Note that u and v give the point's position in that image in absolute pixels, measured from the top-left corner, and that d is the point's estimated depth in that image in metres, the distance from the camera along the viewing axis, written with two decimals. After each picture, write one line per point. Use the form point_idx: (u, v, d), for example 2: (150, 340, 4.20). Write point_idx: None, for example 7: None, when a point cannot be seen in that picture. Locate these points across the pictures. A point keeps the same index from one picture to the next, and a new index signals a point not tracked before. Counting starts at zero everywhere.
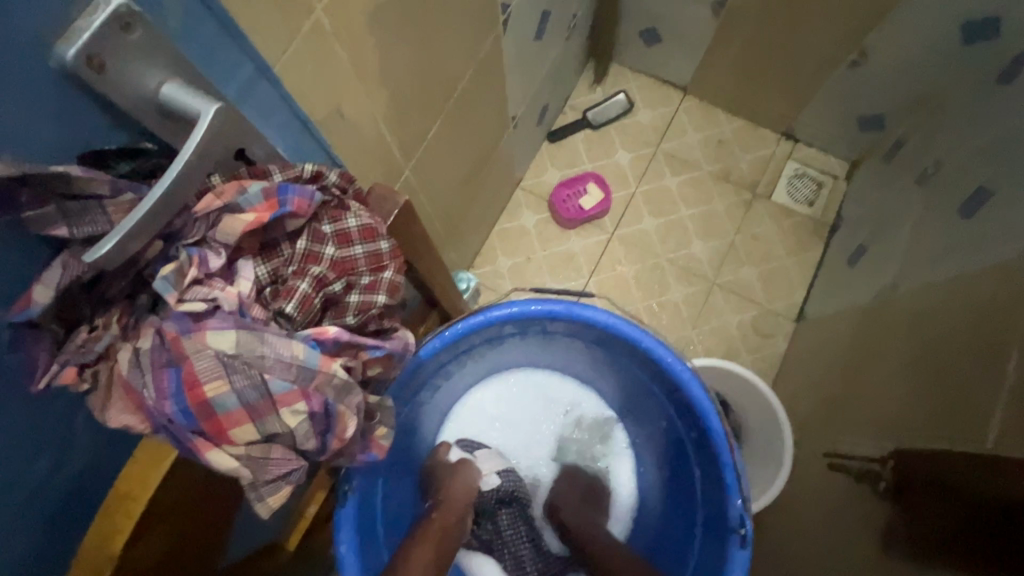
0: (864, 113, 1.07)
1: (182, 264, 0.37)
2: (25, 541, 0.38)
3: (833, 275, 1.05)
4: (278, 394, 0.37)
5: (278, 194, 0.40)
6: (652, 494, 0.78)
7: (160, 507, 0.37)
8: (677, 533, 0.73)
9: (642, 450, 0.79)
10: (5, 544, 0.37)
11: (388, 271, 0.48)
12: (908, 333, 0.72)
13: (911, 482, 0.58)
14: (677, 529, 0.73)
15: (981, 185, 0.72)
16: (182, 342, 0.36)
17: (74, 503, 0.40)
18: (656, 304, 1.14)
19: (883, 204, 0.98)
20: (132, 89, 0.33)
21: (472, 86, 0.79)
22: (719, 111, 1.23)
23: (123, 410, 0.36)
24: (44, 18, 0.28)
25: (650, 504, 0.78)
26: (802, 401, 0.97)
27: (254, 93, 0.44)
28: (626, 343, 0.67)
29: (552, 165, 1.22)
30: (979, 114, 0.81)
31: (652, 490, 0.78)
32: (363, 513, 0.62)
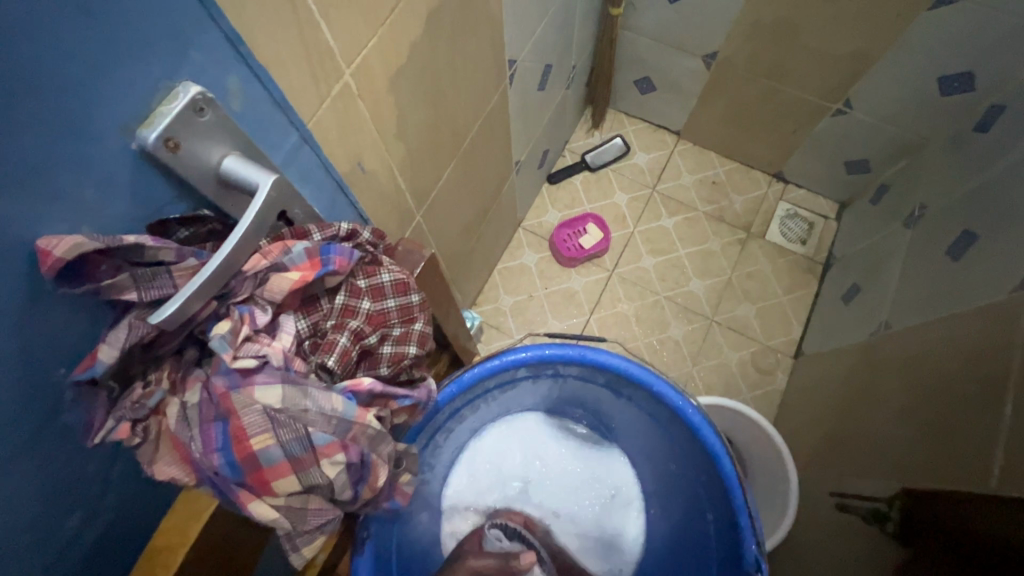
0: (849, 158, 1.25)
1: (235, 321, 0.36)
2: None
3: (829, 311, 1.23)
4: (320, 446, 0.36)
5: (321, 253, 0.40)
6: (661, 544, 0.77)
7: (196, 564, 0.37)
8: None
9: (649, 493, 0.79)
10: None
11: (418, 323, 0.46)
12: (902, 375, 0.88)
13: (941, 526, 0.65)
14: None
15: (965, 229, 0.90)
16: (231, 399, 0.35)
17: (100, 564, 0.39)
18: (657, 340, 1.30)
19: (873, 246, 1.17)
20: (198, 165, 0.34)
21: (476, 139, 0.89)
22: (710, 155, 1.45)
23: (170, 463, 0.36)
24: (129, 108, 0.30)
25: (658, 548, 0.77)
26: (806, 433, 1.10)
27: (297, 159, 0.45)
28: (636, 386, 0.68)
29: (553, 206, 1.43)
30: (962, 165, 0.99)
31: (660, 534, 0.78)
32: (381, 564, 0.63)
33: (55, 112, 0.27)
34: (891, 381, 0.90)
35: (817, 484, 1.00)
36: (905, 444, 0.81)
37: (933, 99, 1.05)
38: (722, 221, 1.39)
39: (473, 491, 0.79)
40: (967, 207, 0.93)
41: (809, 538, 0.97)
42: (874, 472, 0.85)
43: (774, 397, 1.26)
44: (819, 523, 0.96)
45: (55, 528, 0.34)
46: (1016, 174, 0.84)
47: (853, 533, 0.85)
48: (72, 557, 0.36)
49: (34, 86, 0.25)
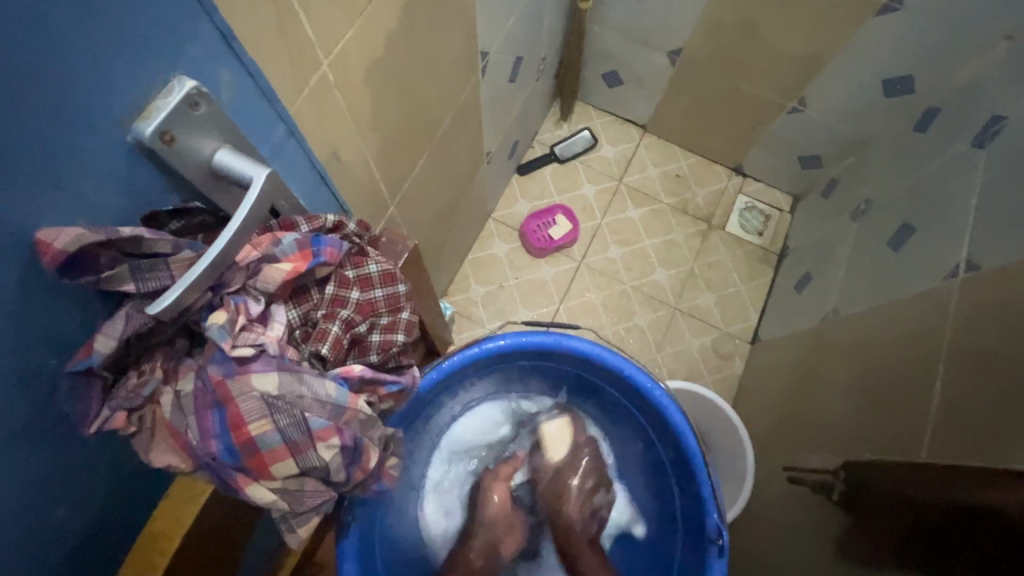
0: (803, 154, 1.33)
1: (231, 312, 0.37)
2: None
3: (784, 299, 1.30)
4: (317, 431, 0.37)
5: (313, 245, 0.41)
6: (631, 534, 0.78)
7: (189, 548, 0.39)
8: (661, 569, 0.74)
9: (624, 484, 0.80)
10: None
11: (405, 312, 0.48)
12: (847, 357, 0.95)
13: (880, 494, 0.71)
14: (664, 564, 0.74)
15: (905, 222, 0.98)
16: (228, 387, 0.36)
17: (87, 554, 0.39)
18: (623, 328, 1.36)
19: (823, 239, 1.25)
20: (191, 157, 0.35)
21: (450, 130, 0.90)
22: (674, 149, 1.50)
23: (167, 450, 0.36)
24: (127, 102, 0.30)
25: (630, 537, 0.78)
26: (762, 412, 1.17)
27: (283, 153, 0.46)
28: (608, 370, 0.72)
29: (523, 197, 1.45)
30: (904, 162, 1.07)
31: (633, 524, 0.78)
32: (364, 548, 0.65)
33: (43, 103, 0.27)
34: (838, 362, 0.97)
35: (770, 459, 1.08)
36: (850, 419, 0.88)
37: (878, 101, 1.12)
38: (686, 213, 1.45)
39: (449, 481, 0.79)
40: (906, 200, 1.01)
41: (764, 510, 1.04)
42: (822, 445, 0.92)
43: (732, 380, 1.33)
44: (773, 495, 1.03)
45: (45, 515, 0.34)
46: (949, 172, 0.92)
47: (801, 502, 0.93)
48: (58, 545, 0.36)
49: (20, 80, 0.25)
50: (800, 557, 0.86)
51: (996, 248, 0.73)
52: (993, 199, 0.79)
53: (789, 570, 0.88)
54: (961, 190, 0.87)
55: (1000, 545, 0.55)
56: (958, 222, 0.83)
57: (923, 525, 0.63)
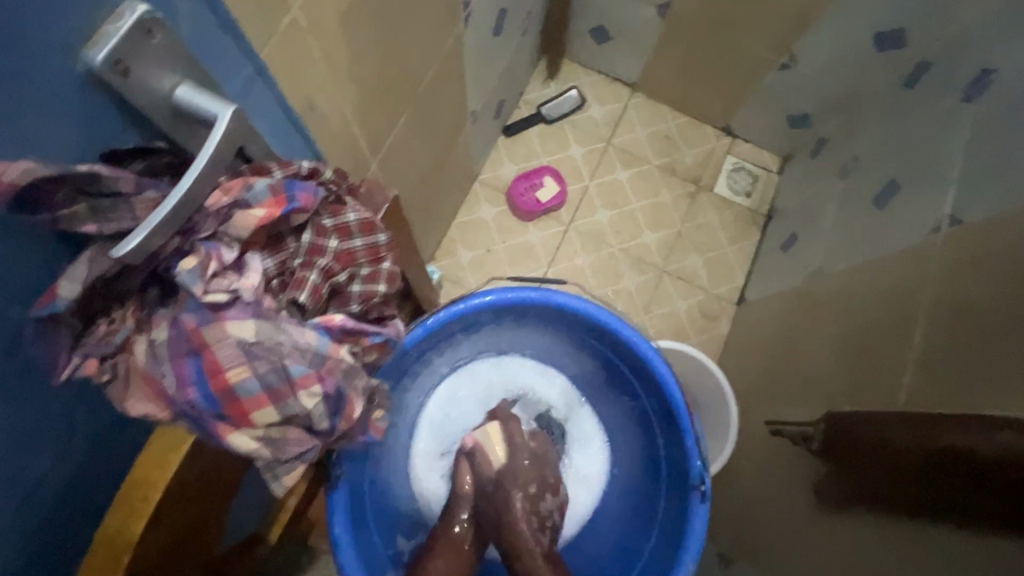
0: (792, 113, 1.31)
1: (203, 257, 0.36)
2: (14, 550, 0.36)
3: (770, 260, 1.31)
4: (297, 377, 0.37)
5: (286, 190, 0.40)
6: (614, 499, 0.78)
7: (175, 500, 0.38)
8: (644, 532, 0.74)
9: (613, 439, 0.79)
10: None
11: (387, 263, 0.46)
12: (830, 313, 0.96)
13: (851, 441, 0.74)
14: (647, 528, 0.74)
15: (891, 179, 0.98)
16: (203, 333, 0.35)
17: (72, 509, 0.38)
18: (611, 291, 1.36)
19: (810, 198, 1.25)
20: (149, 92, 0.33)
21: (432, 85, 0.87)
22: (663, 108, 1.47)
23: (142, 399, 0.36)
24: (72, 26, 0.28)
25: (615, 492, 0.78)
26: (745, 370, 1.20)
27: (250, 94, 0.44)
28: (595, 326, 0.72)
29: (509, 159, 1.42)
30: (893, 118, 1.06)
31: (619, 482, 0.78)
32: (354, 503, 0.66)
33: None
34: (821, 319, 0.98)
35: (753, 416, 1.10)
36: (831, 373, 0.90)
37: (870, 56, 1.10)
38: (674, 174, 1.44)
39: (438, 447, 0.77)
40: (895, 157, 1.00)
41: (746, 463, 1.08)
42: (804, 399, 0.94)
43: (718, 341, 1.34)
44: (755, 449, 1.06)
45: (20, 473, 0.34)
46: (938, 127, 0.91)
47: (782, 454, 0.95)
48: (38, 504, 0.36)
49: None
50: (780, 505, 0.90)
51: (980, 201, 0.74)
52: (979, 153, 0.78)
53: (770, 518, 0.91)
54: (949, 145, 0.86)
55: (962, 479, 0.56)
56: (945, 177, 0.83)
57: (901, 471, 0.63)
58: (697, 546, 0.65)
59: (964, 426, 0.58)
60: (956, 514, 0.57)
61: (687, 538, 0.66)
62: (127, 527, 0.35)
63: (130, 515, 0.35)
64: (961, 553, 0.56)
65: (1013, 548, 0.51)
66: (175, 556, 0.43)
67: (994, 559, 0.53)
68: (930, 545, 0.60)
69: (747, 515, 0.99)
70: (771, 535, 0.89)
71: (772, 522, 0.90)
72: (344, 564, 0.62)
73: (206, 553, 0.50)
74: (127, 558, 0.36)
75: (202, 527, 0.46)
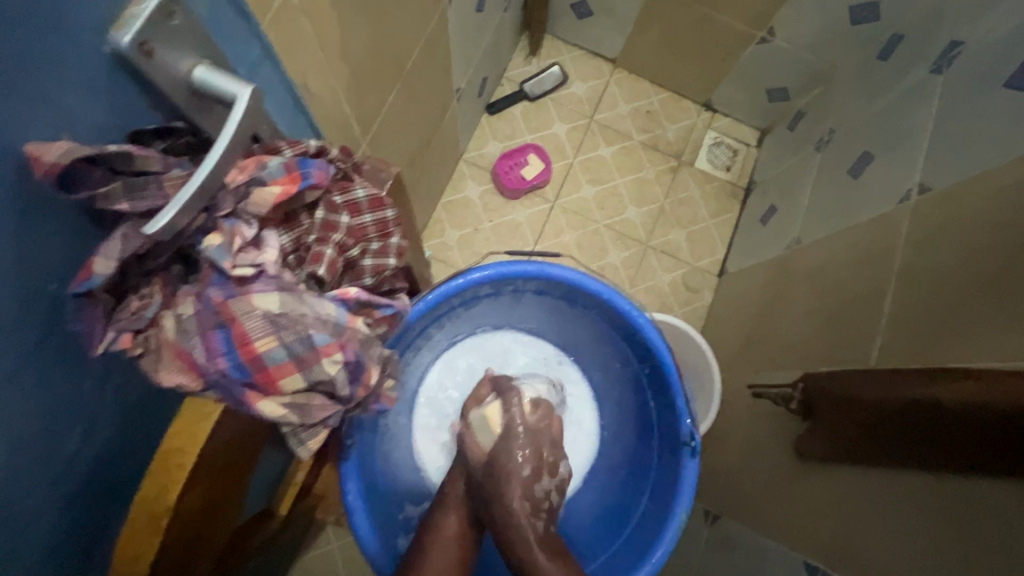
0: (770, 87, 1.34)
1: (227, 234, 0.38)
2: (51, 527, 0.36)
3: (749, 232, 1.35)
4: (321, 346, 0.39)
5: (299, 167, 0.41)
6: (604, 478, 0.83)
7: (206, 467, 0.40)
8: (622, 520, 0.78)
9: (603, 401, 0.84)
10: (35, 527, 0.35)
11: (395, 237, 0.48)
12: (807, 281, 1.01)
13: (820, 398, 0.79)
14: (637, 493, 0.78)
15: (865, 151, 1.02)
16: (230, 306, 0.37)
17: (101, 483, 0.39)
18: (597, 266, 1.39)
19: (788, 171, 1.29)
20: (168, 73, 0.33)
21: (419, 63, 0.87)
22: (645, 84, 1.49)
23: (175, 370, 0.37)
24: (99, 7, 0.28)
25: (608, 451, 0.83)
26: (727, 339, 1.25)
27: (259, 73, 0.45)
28: (590, 296, 0.75)
29: (494, 138, 1.43)
30: (867, 91, 1.10)
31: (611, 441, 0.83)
32: (366, 473, 0.69)
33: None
34: (799, 287, 1.03)
35: (735, 381, 1.16)
36: (808, 337, 0.95)
37: (844, 29, 1.13)
38: (656, 149, 1.46)
39: (438, 417, 0.82)
40: (868, 130, 1.05)
41: (729, 425, 1.14)
42: (783, 362, 0.99)
43: (701, 312, 1.39)
44: (737, 411, 1.12)
45: (56, 446, 0.34)
46: (908, 99, 0.95)
47: (763, 414, 1.01)
48: (74, 478, 0.37)
49: None
50: (763, 461, 0.95)
51: (947, 169, 0.78)
52: (946, 123, 0.83)
53: (752, 474, 0.97)
54: (918, 117, 0.90)
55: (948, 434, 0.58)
56: (914, 148, 0.88)
57: (875, 424, 0.67)
58: (688, 498, 0.69)
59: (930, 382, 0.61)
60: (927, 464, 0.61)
61: (679, 490, 0.70)
62: (166, 494, 0.37)
63: (167, 484, 0.37)
64: (937, 497, 0.60)
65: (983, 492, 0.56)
66: (201, 522, 0.45)
67: (965, 501, 0.57)
68: (907, 492, 0.64)
69: (731, 473, 1.05)
70: (755, 489, 0.95)
71: (754, 478, 0.96)
72: (358, 528, 0.65)
73: (223, 524, 0.52)
74: (167, 522, 0.37)
75: (222, 495, 0.48)
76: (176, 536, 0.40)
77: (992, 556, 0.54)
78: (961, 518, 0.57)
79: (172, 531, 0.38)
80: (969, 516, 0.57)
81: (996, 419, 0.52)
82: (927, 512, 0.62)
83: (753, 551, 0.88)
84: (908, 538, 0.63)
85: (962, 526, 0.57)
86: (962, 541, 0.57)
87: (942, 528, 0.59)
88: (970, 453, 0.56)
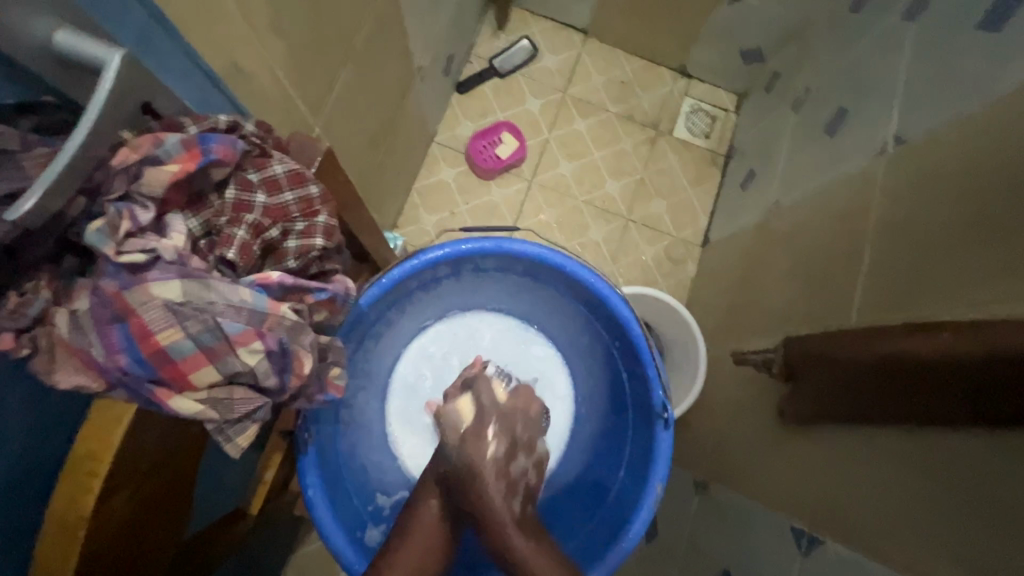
0: (744, 48, 1.30)
1: (111, 218, 0.34)
2: None
3: (730, 199, 1.32)
4: (234, 335, 0.37)
5: (199, 143, 0.38)
6: (578, 457, 0.80)
7: (133, 472, 0.37)
8: (601, 498, 0.75)
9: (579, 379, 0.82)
10: None
11: (323, 216, 0.45)
12: (788, 244, 0.99)
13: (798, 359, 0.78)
14: (613, 468, 0.75)
15: (840, 106, 0.99)
16: (126, 297, 0.34)
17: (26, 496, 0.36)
18: (578, 244, 1.36)
19: (766, 133, 1.26)
20: (22, 38, 0.30)
21: (372, 39, 0.83)
22: (618, 54, 1.45)
23: (73, 370, 0.34)
24: None
25: (585, 428, 0.81)
26: (712, 310, 1.22)
27: (151, 43, 0.42)
28: (552, 270, 0.72)
29: (465, 117, 1.39)
30: (840, 45, 1.06)
31: (588, 419, 0.81)
32: (327, 464, 0.67)
33: None
34: (779, 252, 1.01)
35: (720, 351, 1.14)
36: (789, 301, 0.93)
37: None
38: (632, 120, 1.42)
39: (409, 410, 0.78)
40: (842, 85, 1.01)
41: (716, 396, 1.12)
42: (766, 328, 0.97)
43: (685, 284, 1.36)
44: (723, 381, 1.10)
45: None
46: (882, 49, 0.91)
47: (748, 382, 0.99)
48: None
49: None
50: (749, 429, 0.93)
51: (923, 118, 0.75)
52: (920, 70, 0.80)
53: (739, 443, 0.96)
54: (893, 66, 0.87)
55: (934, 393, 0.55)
56: (888, 99, 0.84)
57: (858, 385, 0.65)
58: (663, 470, 0.67)
59: (912, 336, 0.58)
60: (910, 420, 0.58)
61: (653, 463, 0.68)
62: (77, 504, 0.33)
63: (78, 490, 0.33)
64: (918, 452, 0.58)
65: (961, 446, 0.53)
66: (137, 533, 0.41)
67: (946, 449, 0.55)
68: (893, 450, 0.62)
69: (718, 444, 1.03)
70: (743, 458, 0.93)
71: (741, 447, 0.94)
72: (322, 522, 0.62)
73: (174, 529, 0.49)
74: (83, 533, 0.34)
75: (159, 505, 0.44)
76: (101, 551, 0.36)
77: (972, 512, 0.51)
78: (939, 474, 0.55)
79: (93, 542, 0.35)
80: (953, 468, 0.54)
81: (977, 372, 0.50)
82: (907, 466, 0.60)
83: (744, 519, 0.86)
84: (888, 495, 0.61)
85: (943, 483, 0.55)
86: (941, 500, 0.55)
87: (928, 484, 0.57)
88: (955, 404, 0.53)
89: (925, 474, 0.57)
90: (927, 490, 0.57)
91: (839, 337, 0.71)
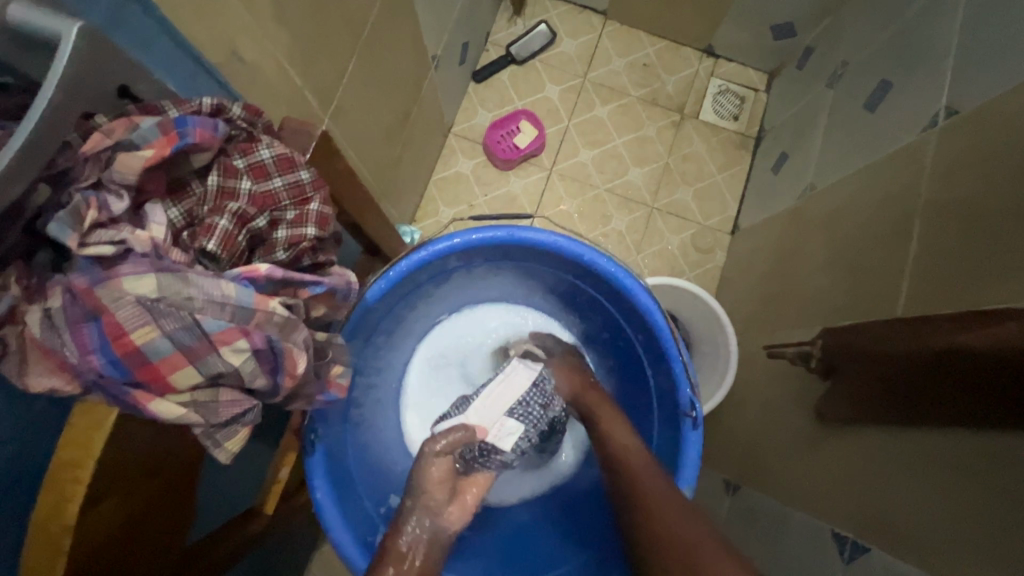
0: (776, 23, 1.21)
1: (78, 206, 0.32)
2: None
3: (761, 185, 1.24)
4: (215, 333, 0.34)
5: (176, 127, 0.36)
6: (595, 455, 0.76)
7: (122, 480, 0.35)
8: None
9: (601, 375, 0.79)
10: None
11: (314, 204, 0.43)
12: (826, 229, 0.91)
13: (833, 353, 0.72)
14: None
15: (882, 79, 0.91)
16: (96, 293, 0.32)
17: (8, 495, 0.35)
18: (601, 234, 1.30)
19: (799, 112, 1.17)
20: None
21: (381, 27, 0.80)
22: (641, 35, 1.38)
23: (45, 372, 0.32)
24: None
25: None
26: (743, 301, 1.15)
27: (125, 23, 0.40)
28: (569, 260, 0.67)
29: (482, 107, 1.34)
30: (878, 13, 0.98)
31: None
32: (336, 467, 0.64)
33: None
34: (817, 239, 0.93)
35: (753, 345, 1.07)
36: (827, 290, 0.86)
37: None
38: (656, 104, 1.36)
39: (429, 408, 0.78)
40: (884, 56, 0.93)
41: (747, 391, 1.05)
42: (804, 318, 0.90)
43: (714, 274, 1.29)
44: (756, 376, 1.04)
45: None
46: (928, 13, 0.83)
47: (784, 377, 0.92)
48: None
49: None
50: (784, 426, 0.87)
51: (979, 85, 0.67)
52: (976, 33, 0.71)
53: (772, 442, 0.89)
54: (940, 31, 0.79)
55: (984, 398, 0.49)
56: (937, 67, 0.76)
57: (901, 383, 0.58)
58: (691, 474, 0.62)
59: (964, 328, 0.52)
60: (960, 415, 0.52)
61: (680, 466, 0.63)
62: (62, 512, 0.30)
63: (61, 500, 0.30)
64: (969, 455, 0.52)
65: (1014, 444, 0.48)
66: (127, 544, 0.38)
67: (996, 454, 0.49)
68: (943, 452, 0.55)
69: (750, 442, 0.97)
70: (777, 456, 0.87)
71: (774, 446, 0.88)
72: (331, 525, 0.59)
73: (171, 541, 0.46)
74: (66, 546, 0.31)
75: (156, 510, 0.42)
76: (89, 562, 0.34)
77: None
78: (988, 478, 0.49)
79: (83, 551, 0.33)
80: (1007, 472, 0.48)
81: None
82: (946, 469, 0.54)
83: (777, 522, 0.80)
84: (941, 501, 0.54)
85: (991, 477, 0.49)
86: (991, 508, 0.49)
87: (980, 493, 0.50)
88: (999, 395, 0.48)
89: (969, 477, 0.51)
90: (973, 493, 0.51)
91: (882, 326, 0.64)
